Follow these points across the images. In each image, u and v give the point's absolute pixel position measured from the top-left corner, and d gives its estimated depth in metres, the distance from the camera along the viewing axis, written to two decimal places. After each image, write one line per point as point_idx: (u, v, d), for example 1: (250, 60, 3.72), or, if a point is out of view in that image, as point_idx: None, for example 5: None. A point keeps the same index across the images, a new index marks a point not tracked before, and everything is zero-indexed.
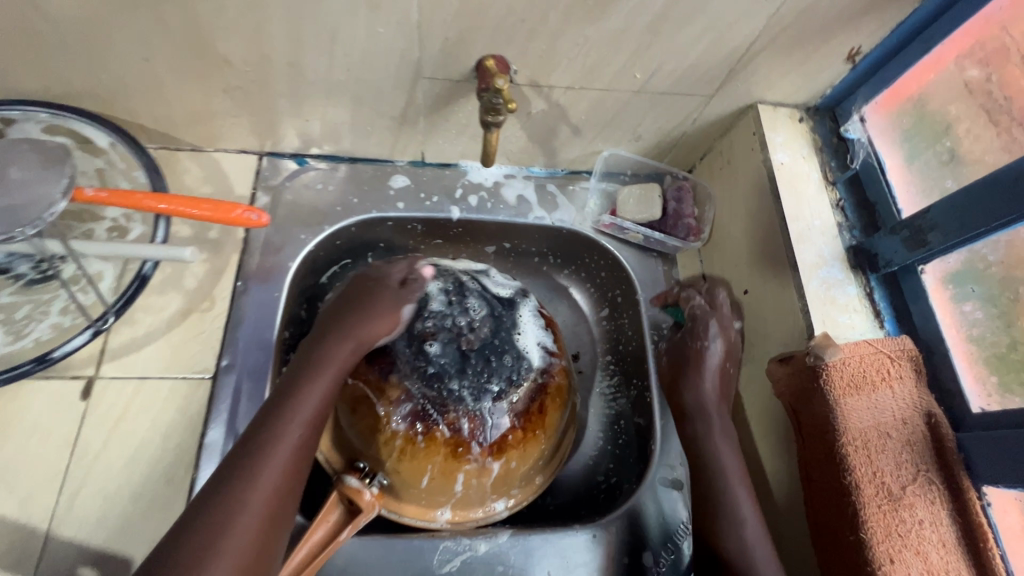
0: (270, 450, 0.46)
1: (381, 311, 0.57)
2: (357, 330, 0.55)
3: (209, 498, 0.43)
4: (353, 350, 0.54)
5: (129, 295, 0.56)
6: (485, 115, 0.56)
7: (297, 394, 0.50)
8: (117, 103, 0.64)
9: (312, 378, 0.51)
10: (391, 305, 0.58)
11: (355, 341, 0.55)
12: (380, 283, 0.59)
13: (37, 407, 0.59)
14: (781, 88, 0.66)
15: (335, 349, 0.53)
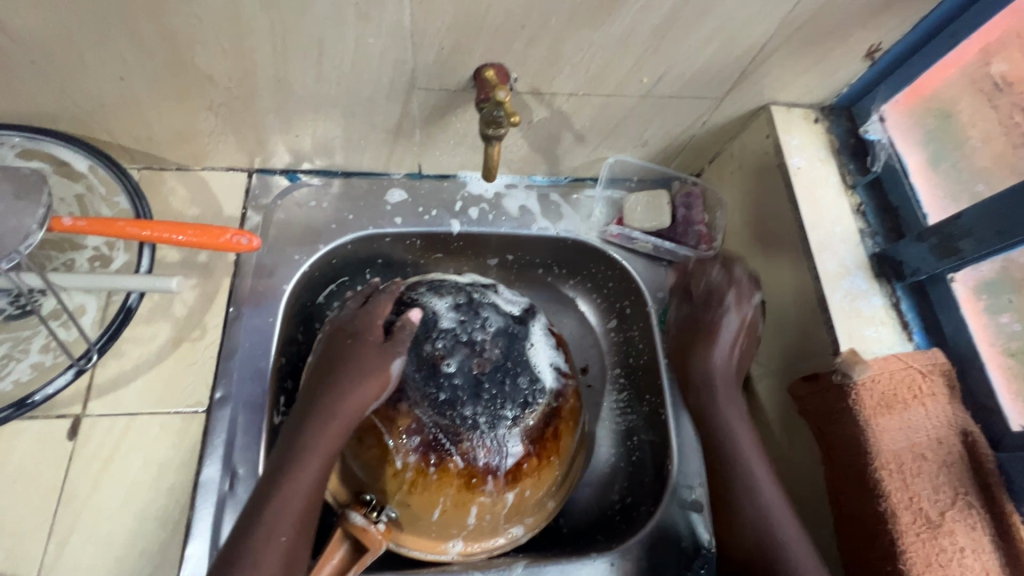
0: (256, 561, 0.45)
1: (364, 378, 0.53)
2: (340, 404, 0.52)
3: None
4: (339, 429, 0.51)
5: (113, 329, 0.54)
6: (486, 128, 0.52)
7: (284, 486, 0.48)
8: (96, 125, 0.60)
9: (299, 466, 0.49)
10: (375, 368, 0.54)
11: (340, 421, 0.51)
12: (361, 345, 0.55)
13: (21, 450, 0.56)
14: (795, 88, 0.63)
15: (317, 432, 0.50)
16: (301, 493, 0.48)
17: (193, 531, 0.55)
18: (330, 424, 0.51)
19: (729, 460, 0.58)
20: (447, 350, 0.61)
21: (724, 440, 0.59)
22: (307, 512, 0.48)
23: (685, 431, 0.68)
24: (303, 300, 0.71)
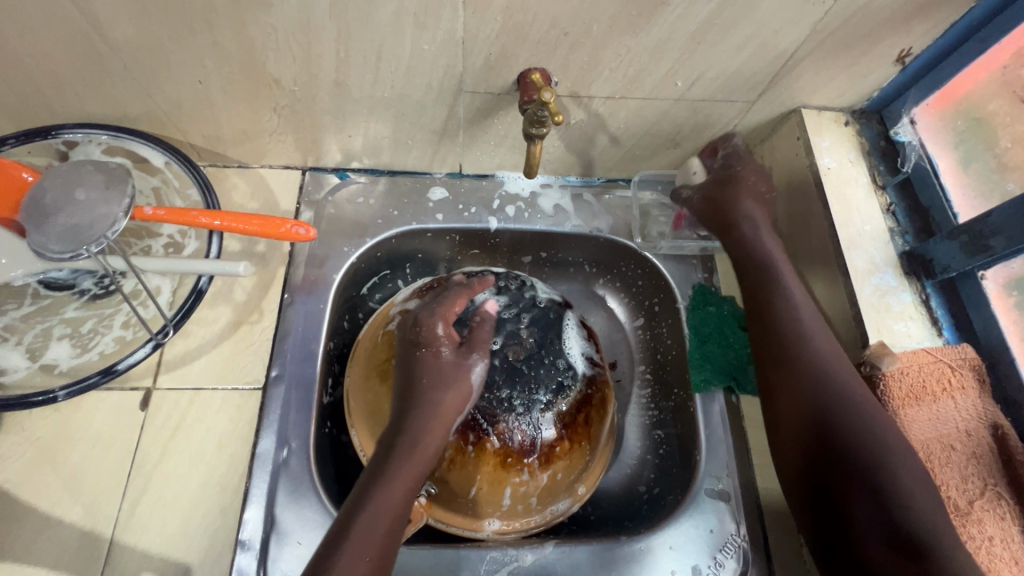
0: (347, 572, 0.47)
1: (452, 392, 0.58)
2: (430, 418, 0.56)
3: None
4: (432, 445, 0.56)
5: (186, 308, 0.58)
6: (529, 127, 0.57)
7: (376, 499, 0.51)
8: (172, 124, 0.66)
9: (389, 481, 0.53)
10: (462, 380, 0.59)
11: (433, 438, 0.56)
12: (444, 357, 0.59)
13: (100, 417, 0.61)
14: (827, 92, 0.65)
15: (415, 447, 0.55)
16: (393, 506, 0.52)
17: (250, 497, 0.60)
18: (426, 439, 0.55)
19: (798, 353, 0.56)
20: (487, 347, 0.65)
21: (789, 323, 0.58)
22: (395, 523, 0.51)
23: (713, 423, 0.69)
24: (349, 291, 0.76)
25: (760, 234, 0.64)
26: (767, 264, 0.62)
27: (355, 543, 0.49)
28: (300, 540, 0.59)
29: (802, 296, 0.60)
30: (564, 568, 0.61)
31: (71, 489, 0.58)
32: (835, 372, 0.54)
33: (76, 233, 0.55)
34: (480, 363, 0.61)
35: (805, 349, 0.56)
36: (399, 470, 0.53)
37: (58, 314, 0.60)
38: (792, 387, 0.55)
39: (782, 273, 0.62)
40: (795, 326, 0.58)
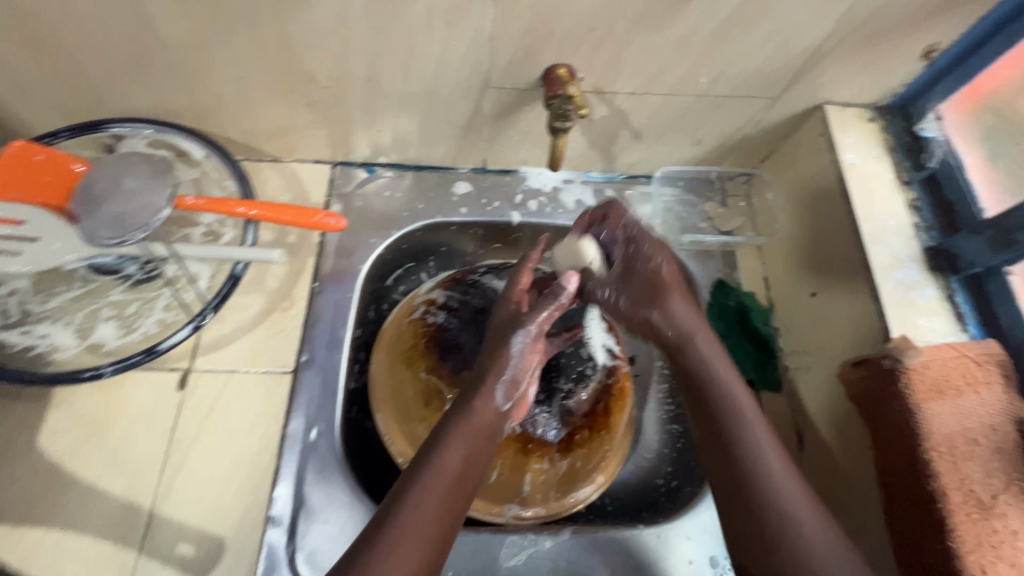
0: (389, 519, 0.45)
1: (499, 358, 0.56)
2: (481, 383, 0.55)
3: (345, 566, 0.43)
4: (486, 410, 0.53)
5: (223, 292, 0.60)
6: (553, 121, 0.58)
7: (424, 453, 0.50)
8: (211, 118, 0.70)
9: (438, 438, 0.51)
10: (501, 346, 0.56)
11: (485, 402, 0.54)
12: (498, 326, 0.59)
13: (141, 395, 0.64)
14: (851, 88, 0.65)
15: (472, 409, 0.53)
16: (453, 466, 0.49)
17: (280, 475, 0.62)
18: (481, 401, 0.53)
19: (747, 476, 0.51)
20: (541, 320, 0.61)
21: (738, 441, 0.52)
22: (455, 486, 0.49)
23: None
24: (375, 282, 0.78)
25: (712, 356, 0.56)
26: (705, 377, 0.56)
27: (414, 498, 0.46)
28: (327, 518, 0.61)
29: (752, 406, 0.54)
30: (582, 554, 0.62)
31: (114, 462, 0.61)
32: (784, 491, 0.50)
33: (124, 220, 0.58)
34: (526, 327, 0.57)
35: (755, 466, 0.51)
36: (456, 431, 0.51)
37: (105, 297, 0.63)
38: (741, 506, 0.51)
39: (726, 379, 0.55)
40: (747, 441, 0.52)
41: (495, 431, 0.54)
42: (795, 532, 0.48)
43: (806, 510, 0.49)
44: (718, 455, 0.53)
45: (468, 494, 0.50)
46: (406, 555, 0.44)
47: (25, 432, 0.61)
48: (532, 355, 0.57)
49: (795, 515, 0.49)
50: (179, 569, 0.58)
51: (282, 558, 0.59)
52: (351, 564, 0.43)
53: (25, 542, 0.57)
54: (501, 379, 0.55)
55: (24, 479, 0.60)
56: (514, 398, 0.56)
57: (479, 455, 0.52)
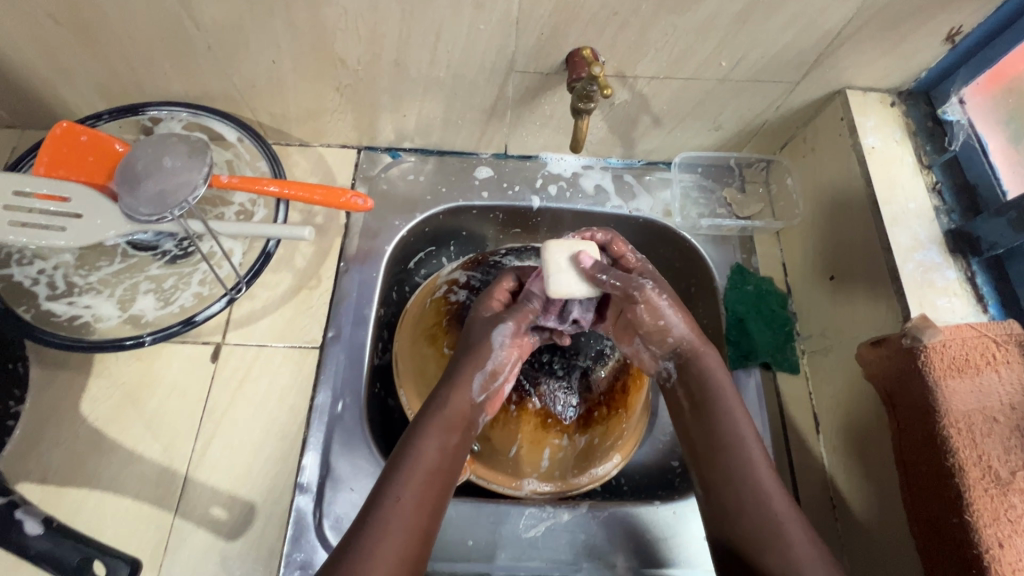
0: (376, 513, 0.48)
1: (479, 354, 0.58)
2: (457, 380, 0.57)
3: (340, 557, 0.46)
4: (463, 403, 0.56)
5: (256, 268, 0.63)
6: (576, 102, 0.60)
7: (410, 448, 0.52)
8: (244, 102, 0.72)
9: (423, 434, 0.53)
10: (482, 340, 0.59)
11: (461, 397, 0.56)
12: (480, 321, 0.61)
13: (176, 366, 0.67)
14: (873, 72, 0.66)
15: (448, 403, 0.55)
16: (431, 459, 0.52)
17: (308, 444, 0.65)
18: (456, 395, 0.56)
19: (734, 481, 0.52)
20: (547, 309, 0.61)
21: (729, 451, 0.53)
22: (433, 477, 0.51)
23: (748, 398, 0.71)
24: (398, 264, 0.80)
25: (715, 369, 0.57)
26: (713, 399, 0.56)
27: (394, 493, 0.49)
28: (353, 487, 0.63)
29: (746, 422, 0.55)
30: (600, 527, 0.64)
31: (151, 429, 0.64)
32: (775, 507, 0.51)
33: (161, 197, 0.60)
34: (508, 322, 0.59)
35: (749, 481, 0.52)
36: (434, 425, 0.54)
37: (144, 271, 0.66)
38: (735, 520, 0.51)
39: (727, 398, 0.56)
40: (743, 457, 0.53)
41: (471, 423, 0.57)
42: (782, 545, 0.49)
43: (792, 524, 0.50)
44: (716, 469, 0.54)
45: (449, 482, 0.53)
46: (390, 546, 0.46)
47: (68, 398, 0.65)
48: (512, 350, 0.59)
49: (785, 526, 0.50)
50: (212, 531, 0.61)
51: (310, 523, 0.62)
52: (340, 560, 0.45)
53: (69, 502, 0.60)
54: (479, 372, 0.58)
55: (68, 443, 0.63)
56: (490, 390, 0.58)
57: (457, 447, 0.54)
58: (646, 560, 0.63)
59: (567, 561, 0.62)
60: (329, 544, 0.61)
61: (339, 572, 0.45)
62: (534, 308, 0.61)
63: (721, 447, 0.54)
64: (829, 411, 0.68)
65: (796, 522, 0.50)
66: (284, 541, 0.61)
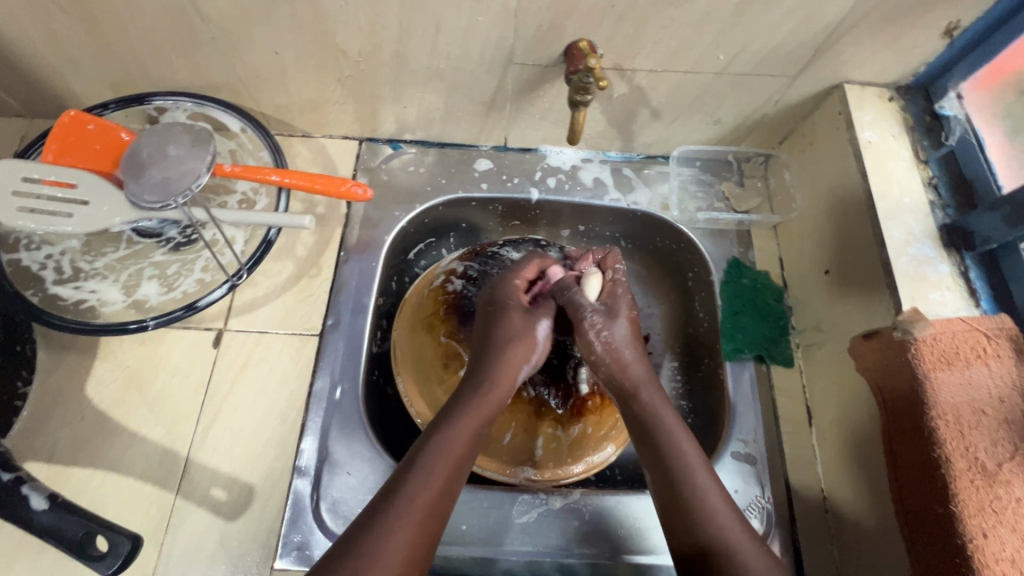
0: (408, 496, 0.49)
1: (527, 345, 0.62)
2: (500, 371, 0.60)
3: (361, 539, 0.46)
4: (502, 392, 0.60)
5: (257, 255, 0.63)
6: (575, 94, 0.60)
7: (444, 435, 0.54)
8: (248, 93, 0.74)
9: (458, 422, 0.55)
10: (530, 331, 0.62)
11: (504, 388, 0.60)
12: (517, 314, 0.63)
13: (179, 351, 0.69)
14: (871, 67, 0.66)
15: (485, 392, 0.58)
16: (462, 445, 0.54)
17: (307, 429, 0.66)
18: (493, 385, 0.59)
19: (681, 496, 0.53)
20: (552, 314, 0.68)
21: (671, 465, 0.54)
22: (461, 464, 0.53)
23: (742, 390, 0.71)
24: (398, 255, 0.81)
25: (659, 406, 0.58)
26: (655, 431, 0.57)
27: (428, 480, 0.51)
28: (350, 471, 0.65)
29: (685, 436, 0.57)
30: (592, 514, 0.65)
31: (154, 411, 0.66)
32: (727, 530, 0.51)
33: (166, 185, 0.61)
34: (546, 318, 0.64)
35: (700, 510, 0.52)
36: (469, 413, 0.56)
37: (148, 258, 0.67)
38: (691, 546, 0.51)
39: (672, 429, 0.57)
40: (693, 483, 0.53)
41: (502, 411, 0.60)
42: (736, 562, 0.49)
43: (744, 541, 0.50)
44: (670, 495, 0.53)
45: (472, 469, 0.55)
46: (413, 527, 0.48)
47: (74, 380, 0.66)
48: (549, 343, 0.65)
49: (736, 550, 0.50)
50: (212, 511, 0.62)
51: (308, 505, 0.63)
52: (359, 539, 0.46)
53: (74, 480, 0.62)
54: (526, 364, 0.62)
55: (73, 423, 0.64)
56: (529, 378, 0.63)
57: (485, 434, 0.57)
58: (637, 548, 0.64)
59: (559, 547, 0.63)
60: (325, 526, 0.62)
61: (356, 553, 0.46)
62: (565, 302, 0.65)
63: (669, 471, 0.54)
64: (822, 404, 0.69)
65: (749, 541, 0.50)
66: (282, 523, 0.62)
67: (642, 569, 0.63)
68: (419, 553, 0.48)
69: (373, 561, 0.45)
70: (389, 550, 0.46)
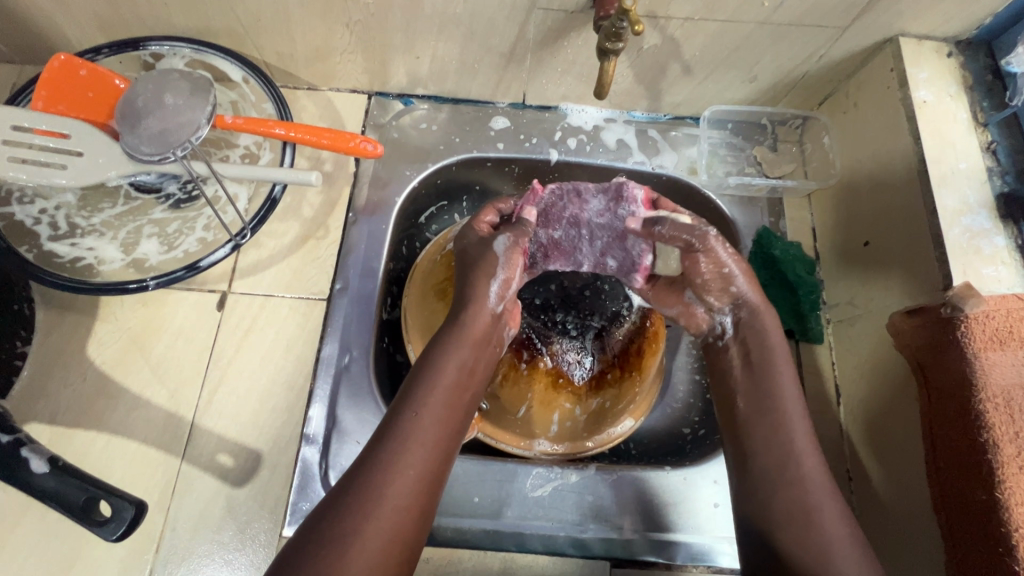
0: (394, 428, 0.49)
1: (485, 264, 0.58)
2: (471, 295, 0.57)
3: (357, 476, 0.46)
4: (481, 316, 0.56)
5: (261, 214, 0.59)
6: (604, 41, 0.55)
7: (428, 366, 0.53)
8: (248, 39, 0.68)
9: (440, 354, 0.53)
10: (484, 253, 0.58)
11: (477, 312, 0.56)
12: (473, 243, 0.60)
13: (182, 313, 0.66)
14: (931, 17, 0.60)
15: (465, 319, 0.55)
16: (450, 375, 0.52)
17: (315, 396, 0.64)
18: (476, 310, 0.56)
19: (777, 434, 0.53)
20: (568, 239, 0.60)
21: (776, 406, 0.54)
22: (452, 394, 0.52)
23: None
24: (409, 217, 0.77)
25: (772, 339, 0.57)
26: (766, 372, 0.56)
27: (411, 411, 0.49)
28: (359, 440, 0.63)
29: (793, 384, 0.56)
30: (608, 489, 0.63)
31: (157, 374, 0.64)
32: (812, 488, 0.50)
33: (163, 137, 0.56)
34: (505, 236, 0.59)
35: (788, 461, 0.52)
36: (453, 341, 0.54)
37: (147, 215, 0.64)
38: (756, 483, 0.52)
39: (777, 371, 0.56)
40: (783, 423, 0.53)
41: (492, 336, 0.57)
42: (812, 513, 0.49)
43: (827, 498, 0.50)
44: (759, 428, 0.54)
45: (468, 398, 0.54)
46: (409, 459, 0.47)
47: (73, 341, 0.64)
48: (519, 254, 0.59)
49: (816, 509, 0.50)
50: (219, 477, 0.61)
51: (316, 473, 0.61)
52: (356, 474, 0.46)
53: (78, 443, 0.61)
54: (494, 282, 0.57)
55: (74, 386, 0.62)
56: (506, 297, 0.58)
57: (477, 362, 0.55)
58: (652, 525, 0.62)
59: (574, 522, 0.62)
60: None
61: (353, 489, 0.45)
62: (527, 227, 0.61)
63: (768, 413, 0.54)
64: (853, 383, 0.65)
65: (832, 505, 0.50)
66: (290, 491, 0.60)
67: (657, 546, 0.61)
68: (419, 487, 0.47)
69: (361, 494, 0.45)
70: (389, 484, 0.46)
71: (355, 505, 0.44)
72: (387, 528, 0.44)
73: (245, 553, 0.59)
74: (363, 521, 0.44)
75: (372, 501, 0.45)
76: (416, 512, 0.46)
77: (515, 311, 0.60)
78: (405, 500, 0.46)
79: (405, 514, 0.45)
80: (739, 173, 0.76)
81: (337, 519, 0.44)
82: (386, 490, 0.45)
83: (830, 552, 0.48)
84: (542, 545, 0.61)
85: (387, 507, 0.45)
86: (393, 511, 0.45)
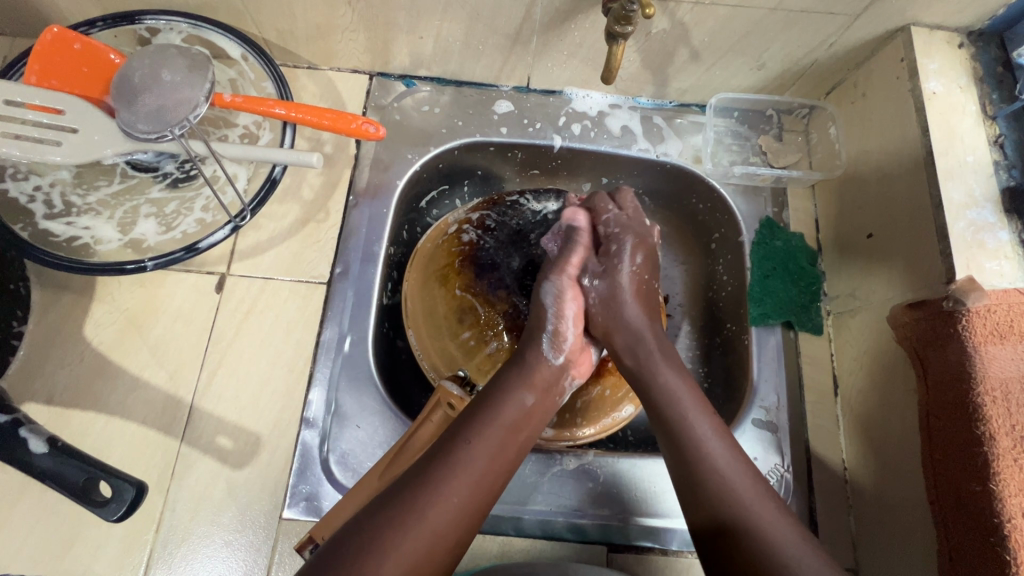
0: (448, 457, 0.49)
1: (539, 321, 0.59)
2: (531, 343, 0.58)
3: (396, 494, 0.46)
4: (540, 360, 0.57)
5: (261, 195, 0.58)
6: (614, 23, 0.54)
7: (490, 405, 0.53)
8: (247, 15, 0.67)
9: (502, 397, 0.53)
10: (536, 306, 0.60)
11: (535, 359, 0.56)
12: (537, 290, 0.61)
13: (179, 294, 0.65)
14: (945, 7, 0.59)
15: (529, 362, 0.56)
16: (508, 415, 0.53)
17: (315, 379, 0.64)
18: (537, 354, 0.57)
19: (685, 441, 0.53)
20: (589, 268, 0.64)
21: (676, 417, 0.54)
22: (507, 435, 0.52)
23: (765, 357, 0.69)
24: (411, 201, 0.76)
25: (654, 357, 0.57)
26: (666, 391, 0.55)
27: (466, 439, 0.50)
28: (359, 425, 0.63)
29: (691, 395, 0.55)
30: (605, 475, 0.64)
31: (156, 355, 0.63)
32: (737, 482, 0.50)
33: (159, 114, 0.54)
34: (551, 279, 0.60)
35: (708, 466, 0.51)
36: (517, 382, 0.55)
37: (145, 194, 0.63)
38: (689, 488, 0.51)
39: (669, 381, 0.56)
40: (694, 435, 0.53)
41: (554, 387, 0.57)
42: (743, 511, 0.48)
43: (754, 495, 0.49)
44: (673, 444, 0.53)
45: (523, 439, 0.53)
46: (455, 486, 0.47)
47: (71, 321, 0.63)
48: (568, 302, 0.59)
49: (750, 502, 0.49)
50: (218, 459, 0.61)
51: (316, 457, 0.61)
52: (395, 493, 0.46)
53: (75, 424, 0.60)
54: (543, 335, 0.58)
55: (72, 365, 0.62)
56: (564, 348, 0.58)
57: (536, 408, 0.55)
58: (649, 510, 0.63)
59: (572, 507, 0.62)
60: (334, 478, 0.61)
61: (394, 505, 0.45)
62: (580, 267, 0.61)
63: (672, 428, 0.54)
64: (850, 374, 0.66)
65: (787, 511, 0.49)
66: (290, 473, 0.61)
67: (653, 532, 0.62)
68: (457, 516, 0.47)
69: (397, 511, 0.45)
70: (430, 509, 0.45)
71: (386, 521, 0.44)
72: (413, 548, 0.44)
73: (244, 535, 0.59)
74: (397, 539, 0.43)
75: (405, 524, 0.44)
76: (450, 540, 0.46)
77: (581, 357, 0.59)
78: (437, 527, 0.45)
79: (440, 539, 0.45)
80: (744, 163, 0.75)
81: (365, 539, 0.43)
82: (424, 515, 0.45)
83: (783, 549, 0.46)
84: (540, 530, 0.61)
85: (421, 531, 0.44)
86: (429, 534, 0.45)
